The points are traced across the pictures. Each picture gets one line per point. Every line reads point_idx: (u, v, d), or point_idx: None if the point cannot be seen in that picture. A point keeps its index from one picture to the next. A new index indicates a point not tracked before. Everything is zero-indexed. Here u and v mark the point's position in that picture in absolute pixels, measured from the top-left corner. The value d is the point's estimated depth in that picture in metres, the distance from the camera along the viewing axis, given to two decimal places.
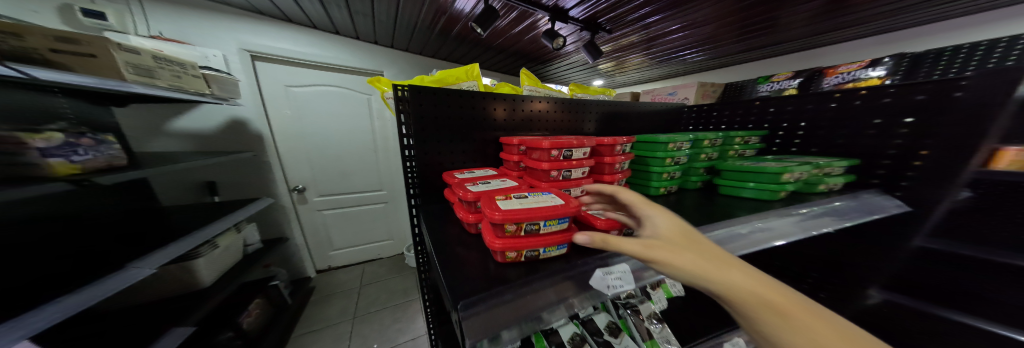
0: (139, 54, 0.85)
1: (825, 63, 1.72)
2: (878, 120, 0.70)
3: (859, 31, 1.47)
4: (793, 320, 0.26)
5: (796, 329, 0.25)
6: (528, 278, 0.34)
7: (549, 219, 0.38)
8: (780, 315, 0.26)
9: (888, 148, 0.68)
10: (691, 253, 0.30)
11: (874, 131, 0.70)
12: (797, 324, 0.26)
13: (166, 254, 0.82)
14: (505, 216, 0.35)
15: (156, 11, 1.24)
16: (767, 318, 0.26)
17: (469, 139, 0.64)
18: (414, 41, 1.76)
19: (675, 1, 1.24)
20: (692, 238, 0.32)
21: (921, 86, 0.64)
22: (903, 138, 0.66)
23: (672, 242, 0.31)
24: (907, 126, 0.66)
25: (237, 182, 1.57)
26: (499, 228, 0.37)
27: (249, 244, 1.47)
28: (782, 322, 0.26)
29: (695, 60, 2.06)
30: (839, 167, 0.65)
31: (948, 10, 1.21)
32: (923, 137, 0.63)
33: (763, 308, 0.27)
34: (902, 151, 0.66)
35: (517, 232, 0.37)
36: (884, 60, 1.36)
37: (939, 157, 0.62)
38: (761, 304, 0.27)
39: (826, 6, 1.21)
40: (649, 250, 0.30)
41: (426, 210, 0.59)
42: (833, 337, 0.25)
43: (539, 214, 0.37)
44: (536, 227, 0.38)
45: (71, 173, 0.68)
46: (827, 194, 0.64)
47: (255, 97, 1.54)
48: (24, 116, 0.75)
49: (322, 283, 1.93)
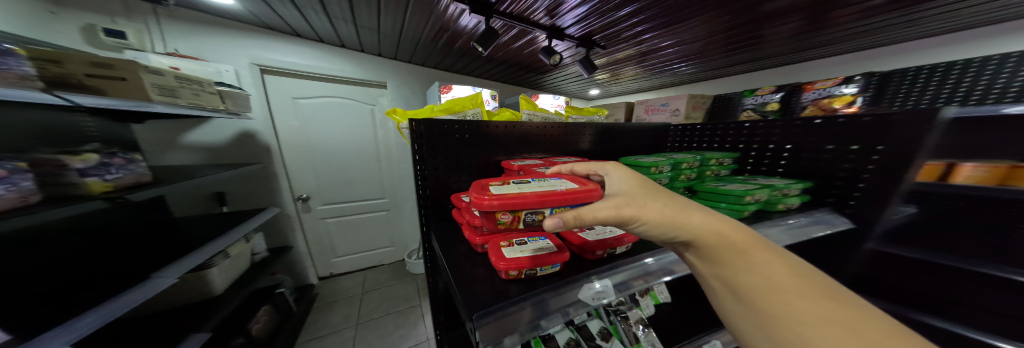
0: (162, 74, 0.91)
1: (805, 77, 1.83)
2: (831, 146, 0.74)
3: (837, 48, 1.56)
4: (749, 255, 0.35)
5: (750, 260, 0.35)
6: (528, 293, 0.41)
7: (555, 207, 0.45)
8: (739, 250, 0.36)
9: (839, 170, 0.73)
10: (655, 201, 0.40)
11: (830, 155, 0.74)
12: (754, 260, 0.35)
13: (186, 264, 0.87)
14: (502, 203, 0.41)
15: (173, 29, 1.28)
16: (725, 253, 0.36)
17: (473, 162, 0.70)
18: (416, 53, 1.83)
19: (667, 21, 1.31)
20: (654, 191, 0.42)
21: (865, 119, 0.68)
22: (852, 162, 0.71)
23: (642, 197, 0.40)
24: (854, 152, 0.70)
25: (245, 192, 1.62)
26: (493, 220, 0.44)
27: (256, 252, 1.51)
28: (739, 255, 0.36)
29: (687, 72, 2.14)
30: (796, 188, 0.72)
31: (918, 32, 1.30)
32: (868, 162, 0.68)
33: (726, 246, 0.36)
34: (850, 173, 0.71)
35: (513, 222, 0.44)
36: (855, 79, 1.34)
37: (878, 180, 0.66)
38: (720, 241, 0.37)
39: (804, 26, 1.30)
40: (615, 202, 0.38)
41: (436, 227, 0.65)
42: (777, 267, 0.34)
43: (543, 202, 0.44)
44: (537, 218, 0.45)
45: (104, 191, 0.75)
46: (787, 213, 0.71)
47: (263, 109, 1.59)
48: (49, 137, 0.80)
49: (326, 290, 1.97)
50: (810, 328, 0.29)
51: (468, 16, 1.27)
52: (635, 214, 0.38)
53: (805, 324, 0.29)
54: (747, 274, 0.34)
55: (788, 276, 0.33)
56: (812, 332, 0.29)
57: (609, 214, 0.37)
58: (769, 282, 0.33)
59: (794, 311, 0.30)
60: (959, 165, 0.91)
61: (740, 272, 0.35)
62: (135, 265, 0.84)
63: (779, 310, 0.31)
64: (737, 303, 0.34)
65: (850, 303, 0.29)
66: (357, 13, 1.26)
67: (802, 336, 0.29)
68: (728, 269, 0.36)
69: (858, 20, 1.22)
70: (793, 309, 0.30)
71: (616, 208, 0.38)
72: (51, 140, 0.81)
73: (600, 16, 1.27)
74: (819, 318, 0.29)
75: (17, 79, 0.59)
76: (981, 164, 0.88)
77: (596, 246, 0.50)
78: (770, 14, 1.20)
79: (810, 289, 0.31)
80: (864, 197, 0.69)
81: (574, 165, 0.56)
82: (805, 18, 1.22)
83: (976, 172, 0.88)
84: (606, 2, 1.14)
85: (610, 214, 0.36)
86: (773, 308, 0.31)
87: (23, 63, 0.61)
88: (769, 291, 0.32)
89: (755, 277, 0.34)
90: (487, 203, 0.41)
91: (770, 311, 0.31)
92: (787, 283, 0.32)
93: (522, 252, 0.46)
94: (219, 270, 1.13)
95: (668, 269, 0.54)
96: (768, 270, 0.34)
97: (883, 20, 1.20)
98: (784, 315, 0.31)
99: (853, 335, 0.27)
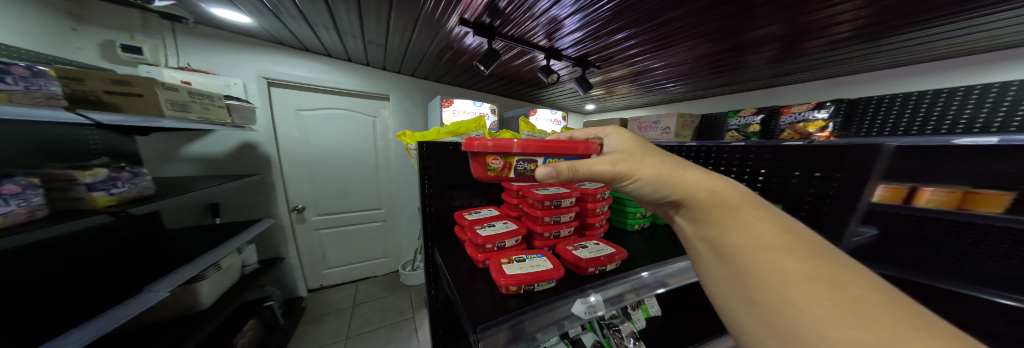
0: (177, 90, 0.94)
1: (782, 100, 1.98)
2: (797, 172, 0.69)
3: (810, 76, 1.70)
4: (741, 211, 0.30)
5: (741, 216, 0.29)
6: (527, 307, 0.44)
7: (549, 157, 0.49)
8: (731, 207, 0.31)
9: (806, 193, 0.68)
10: (652, 158, 0.38)
11: (796, 180, 0.70)
12: (747, 218, 0.29)
13: (177, 277, 0.86)
14: (496, 146, 0.45)
15: (187, 44, 1.33)
16: (715, 211, 0.31)
17: (475, 182, 0.75)
18: (420, 68, 1.90)
19: (658, 45, 1.40)
20: (653, 151, 0.41)
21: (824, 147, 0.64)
22: (815, 188, 0.67)
23: (639, 154, 0.39)
24: (817, 178, 0.66)
25: (240, 203, 1.60)
26: (485, 165, 0.47)
27: (247, 264, 1.49)
28: (729, 213, 0.30)
29: (676, 91, 2.26)
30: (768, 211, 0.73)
31: (882, 63, 1.44)
32: (829, 188, 0.64)
33: (715, 203, 0.32)
34: (816, 197, 0.67)
35: (503, 170, 0.48)
36: (825, 105, 1.47)
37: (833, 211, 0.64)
38: (711, 198, 0.32)
39: (780, 55, 1.42)
40: (612, 157, 0.39)
41: (438, 243, 0.68)
42: (773, 225, 0.28)
43: (537, 152, 0.47)
44: (529, 167, 0.49)
45: (108, 205, 0.76)
46: None
47: (267, 121, 1.63)
48: (50, 150, 0.81)
49: (315, 302, 1.92)
50: (794, 287, 0.24)
51: (472, 37, 1.35)
52: (630, 169, 0.37)
53: (792, 284, 0.24)
54: (736, 233, 0.29)
55: (781, 234, 0.28)
56: (796, 291, 0.24)
57: (604, 168, 0.38)
58: (758, 241, 0.28)
59: (782, 270, 0.25)
60: (921, 189, 1.01)
61: (729, 231, 0.30)
62: (130, 278, 0.84)
63: (764, 269, 0.26)
64: (720, 263, 0.30)
65: (842, 262, 0.25)
66: (366, 30, 1.32)
67: (785, 296, 0.24)
68: (716, 229, 0.31)
69: (829, 51, 1.33)
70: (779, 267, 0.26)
71: (612, 162, 0.38)
72: (55, 154, 0.82)
73: (595, 40, 1.36)
74: (809, 277, 0.24)
75: (45, 98, 0.63)
76: (940, 188, 0.98)
77: (588, 264, 0.53)
78: (750, 42, 1.31)
79: (803, 248, 0.26)
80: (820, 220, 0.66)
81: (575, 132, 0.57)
82: (780, 48, 1.34)
83: (936, 196, 0.99)
84: (601, 28, 1.23)
85: (604, 167, 0.37)
86: (757, 268, 0.27)
87: (51, 84, 0.65)
88: (757, 250, 0.27)
89: (744, 236, 0.28)
90: (480, 143, 0.44)
91: (753, 273, 0.27)
92: (778, 240, 0.27)
93: (522, 269, 0.49)
94: (209, 283, 1.12)
95: (661, 282, 0.60)
96: (760, 227, 0.28)
97: (852, 50, 1.31)
98: (767, 274, 0.26)
99: (845, 295, 0.23)
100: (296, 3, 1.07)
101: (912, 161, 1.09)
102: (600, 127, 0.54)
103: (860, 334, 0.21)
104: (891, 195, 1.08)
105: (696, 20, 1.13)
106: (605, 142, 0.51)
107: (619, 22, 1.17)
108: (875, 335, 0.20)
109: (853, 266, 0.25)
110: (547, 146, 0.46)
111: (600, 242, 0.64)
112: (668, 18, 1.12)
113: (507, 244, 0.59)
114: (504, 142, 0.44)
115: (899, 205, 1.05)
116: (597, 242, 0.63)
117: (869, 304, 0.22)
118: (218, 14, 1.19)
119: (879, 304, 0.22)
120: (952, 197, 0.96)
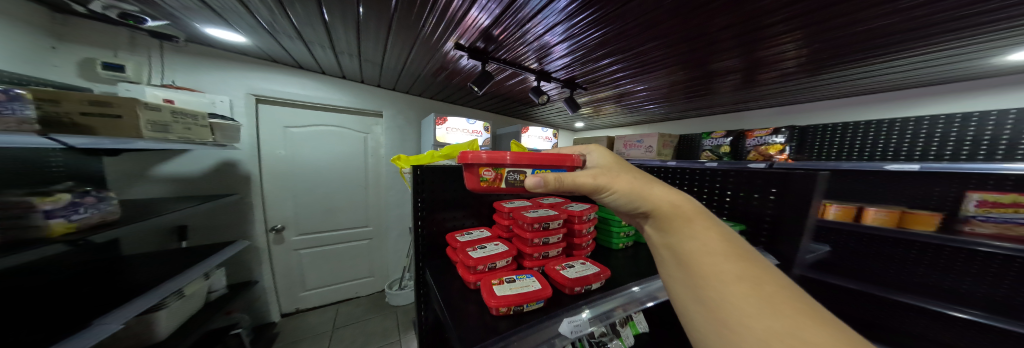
0: (160, 110, 0.93)
1: (746, 124, 2.18)
2: (756, 194, 0.77)
3: (769, 103, 1.90)
4: (693, 222, 0.35)
5: (692, 225, 0.34)
6: (516, 328, 0.45)
7: (538, 169, 0.52)
8: (685, 218, 0.35)
9: (765, 215, 0.75)
10: (626, 173, 0.43)
11: (756, 202, 0.77)
12: (697, 227, 0.34)
13: (132, 309, 0.79)
14: (490, 158, 0.48)
15: (175, 62, 1.33)
16: (675, 221, 0.35)
17: (467, 204, 0.78)
18: (414, 86, 1.95)
19: (638, 71, 1.52)
20: (627, 167, 0.46)
21: (775, 173, 0.72)
22: (773, 209, 0.74)
23: (614, 170, 0.44)
24: (773, 202, 0.74)
25: (213, 224, 1.51)
26: (477, 176, 0.51)
27: (214, 290, 1.38)
28: (684, 222, 0.35)
29: (656, 112, 2.42)
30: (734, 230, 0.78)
31: (828, 93, 1.63)
32: (782, 211, 0.71)
33: (675, 214, 0.36)
34: (774, 218, 0.73)
35: (495, 181, 0.51)
36: (781, 131, 1.63)
37: (789, 232, 0.70)
38: (672, 210, 0.37)
39: (741, 84, 1.59)
40: (593, 171, 0.43)
41: (429, 265, 0.69)
42: (718, 234, 0.33)
43: (528, 163, 0.50)
44: (520, 178, 0.52)
45: (65, 232, 0.71)
46: None
47: (252, 138, 1.60)
48: (7, 172, 0.76)
49: (289, 328, 1.79)
50: (729, 285, 0.28)
51: (466, 60, 1.44)
52: (608, 182, 0.42)
53: (728, 285, 0.28)
54: (689, 241, 0.33)
55: (724, 242, 0.32)
56: (731, 290, 0.28)
57: (586, 180, 0.42)
58: (705, 247, 0.32)
59: (721, 272, 0.29)
60: (868, 209, 1.15)
61: (685, 238, 0.34)
62: (79, 311, 0.77)
63: (708, 270, 0.30)
64: (678, 267, 0.33)
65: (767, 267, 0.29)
66: (362, 50, 1.37)
67: (724, 295, 0.28)
68: (674, 236, 0.35)
69: (782, 82, 1.51)
70: (720, 269, 0.30)
71: (593, 175, 0.42)
72: (10, 177, 0.77)
73: (582, 65, 1.46)
74: (741, 278, 0.28)
75: (16, 123, 0.62)
76: (882, 208, 1.13)
77: (574, 283, 0.56)
78: (715, 72, 1.46)
79: (738, 254, 0.31)
80: (775, 240, 0.73)
81: (560, 147, 0.60)
82: (739, 78, 1.50)
83: (880, 215, 1.13)
84: (587, 55, 1.33)
85: (586, 179, 0.41)
86: (703, 271, 0.30)
87: (25, 107, 0.64)
88: (704, 254, 0.31)
89: (694, 243, 0.33)
90: (473, 156, 0.48)
91: (699, 275, 0.30)
92: (720, 246, 0.31)
93: (511, 290, 0.51)
94: (169, 312, 1.03)
95: (651, 295, 0.64)
96: (707, 236, 0.33)
97: (801, 82, 1.49)
98: (712, 276, 0.30)
99: (764, 292, 0.27)
100: (294, 23, 1.10)
101: (860, 185, 1.30)
102: (583, 146, 0.59)
103: (774, 324, 0.24)
104: (844, 214, 1.22)
105: (670, 51, 1.25)
106: (588, 159, 0.55)
107: (601, 51, 1.28)
108: (784, 325, 0.24)
109: (775, 271, 0.30)
110: (538, 157, 0.50)
111: (586, 262, 0.67)
112: (644, 49, 1.24)
113: (497, 265, 0.61)
114: (496, 155, 0.48)
115: (850, 223, 1.19)
116: (583, 262, 0.67)
117: (785, 302, 0.26)
118: (213, 33, 1.20)
119: (794, 302, 0.26)
120: (892, 216, 1.10)
